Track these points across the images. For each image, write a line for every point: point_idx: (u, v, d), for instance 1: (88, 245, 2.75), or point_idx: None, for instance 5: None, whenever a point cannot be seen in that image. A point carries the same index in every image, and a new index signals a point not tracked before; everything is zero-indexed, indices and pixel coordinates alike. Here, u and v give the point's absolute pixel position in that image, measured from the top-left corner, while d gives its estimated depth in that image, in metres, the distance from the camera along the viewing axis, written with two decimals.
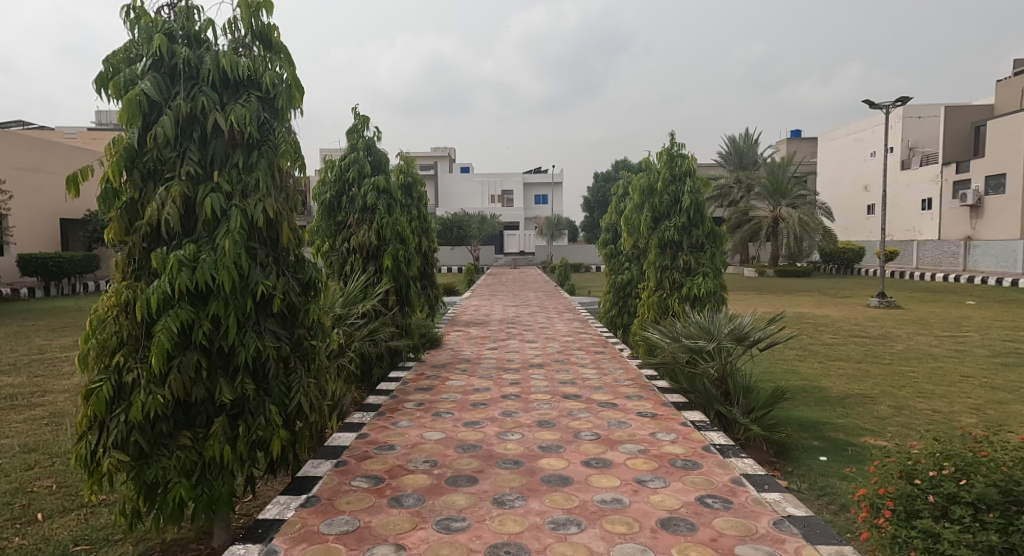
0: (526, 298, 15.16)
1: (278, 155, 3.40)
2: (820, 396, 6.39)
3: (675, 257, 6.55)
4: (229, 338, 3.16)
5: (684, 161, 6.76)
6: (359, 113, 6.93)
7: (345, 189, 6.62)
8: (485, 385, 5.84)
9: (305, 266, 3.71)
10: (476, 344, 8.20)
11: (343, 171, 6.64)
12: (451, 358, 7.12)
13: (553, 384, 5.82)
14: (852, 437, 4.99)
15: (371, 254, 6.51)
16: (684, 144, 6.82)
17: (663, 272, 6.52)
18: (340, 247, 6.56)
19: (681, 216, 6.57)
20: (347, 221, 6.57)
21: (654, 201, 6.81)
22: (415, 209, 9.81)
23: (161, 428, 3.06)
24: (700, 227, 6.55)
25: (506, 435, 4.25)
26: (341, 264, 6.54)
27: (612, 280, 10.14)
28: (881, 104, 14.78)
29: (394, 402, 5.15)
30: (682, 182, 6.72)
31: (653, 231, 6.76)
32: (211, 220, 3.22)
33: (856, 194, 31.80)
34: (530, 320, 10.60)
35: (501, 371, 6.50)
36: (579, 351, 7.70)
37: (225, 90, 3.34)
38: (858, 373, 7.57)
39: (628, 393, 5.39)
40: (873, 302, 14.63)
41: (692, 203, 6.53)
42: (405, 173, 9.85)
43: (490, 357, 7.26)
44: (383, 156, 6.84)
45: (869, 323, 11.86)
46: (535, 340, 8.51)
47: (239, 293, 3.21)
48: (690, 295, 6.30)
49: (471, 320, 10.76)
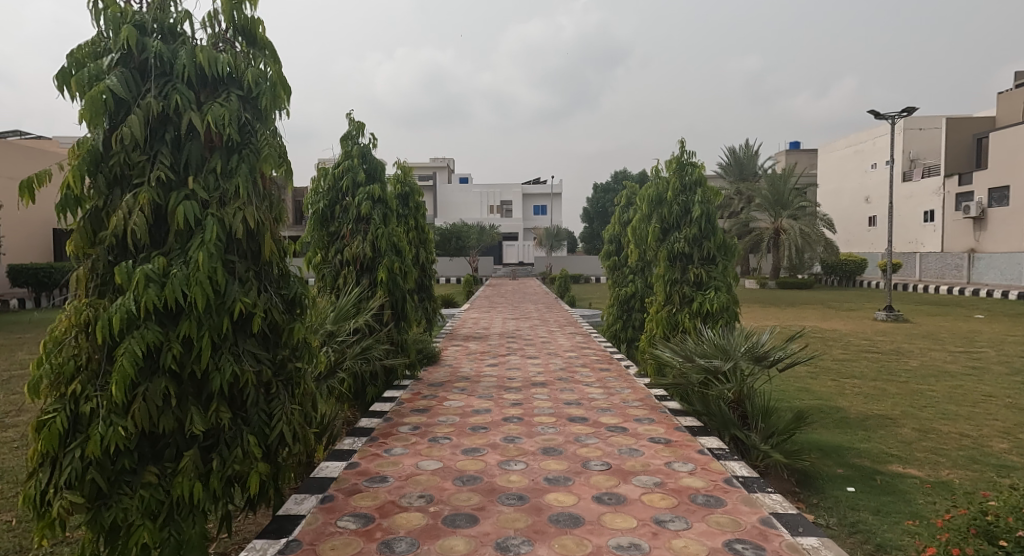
0: (525, 311, 14.84)
1: (261, 159, 3.09)
2: (838, 417, 6.07)
3: (685, 270, 6.26)
4: (203, 362, 2.83)
5: (694, 169, 6.47)
6: (354, 119, 6.65)
7: (338, 198, 6.33)
8: (485, 406, 5.50)
9: (290, 281, 3.39)
10: (475, 361, 7.86)
11: (337, 180, 6.35)
12: (449, 376, 6.79)
13: (557, 405, 5.49)
14: (878, 465, 4.67)
15: (365, 267, 6.20)
16: (695, 152, 6.54)
17: (673, 286, 6.24)
18: (333, 259, 6.25)
19: (691, 227, 6.27)
20: (340, 231, 6.27)
21: (664, 211, 6.51)
22: (412, 219, 9.53)
23: (122, 463, 2.73)
24: (712, 239, 6.25)
25: (509, 465, 3.91)
26: (334, 277, 6.24)
27: (616, 293, 9.83)
28: (887, 116, 14.57)
29: (388, 425, 4.82)
30: (692, 192, 6.43)
31: (662, 242, 6.46)
32: (184, 231, 2.91)
33: (858, 206, 31.59)
34: (531, 335, 10.26)
35: (502, 390, 6.17)
36: (583, 367, 7.37)
37: (202, 88, 3.03)
38: (876, 391, 7.25)
39: (637, 416, 5.06)
40: (880, 315, 14.32)
41: (703, 213, 6.23)
42: (403, 182, 9.57)
43: (490, 374, 6.93)
44: (379, 164, 6.55)
45: (879, 338, 11.54)
46: (537, 356, 8.17)
47: (214, 312, 2.89)
48: (702, 311, 5.99)
49: (470, 334, 10.43)
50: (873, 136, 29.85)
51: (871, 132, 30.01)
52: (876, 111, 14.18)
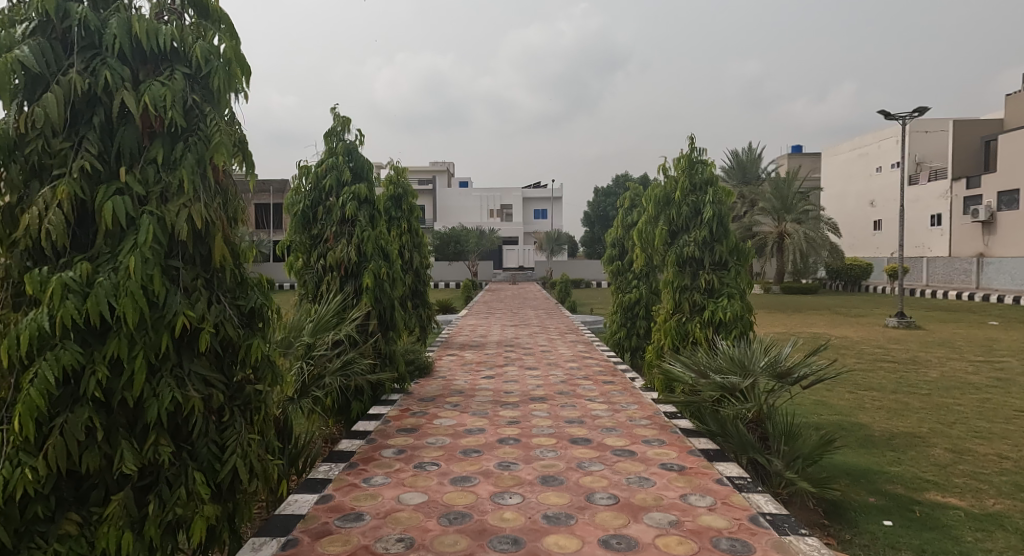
0: (524, 317, 14.37)
1: (210, 148, 2.63)
2: (862, 435, 5.60)
3: (695, 276, 5.81)
4: (135, 388, 2.37)
5: (705, 168, 5.99)
6: (338, 114, 6.21)
7: (321, 199, 5.89)
8: (479, 425, 5.04)
9: (250, 290, 2.93)
10: (471, 372, 7.39)
11: (319, 180, 5.91)
12: (442, 390, 6.33)
13: (558, 424, 5.02)
14: (914, 493, 4.21)
15: (349, 273, 5.74)
16: (706, 150, 6.07)
17: (683, 294, 5.81)
18: (316, 265, 5.79)
19: (701, 230, 5.81)
20: (323, 234, 5.82)
21: (672, 213, 6.05)
22: (405, 223, 9.11)
23: (34, 510, 2.28)
24: (724, 242, 5.78)
25: (503, 499, 3.44)
26: (316, 284, 5.79)
27: (620, 300, 9.40)
28: (896, 116, 14.13)
29: (370, 449, 4.36)
30: (702, 191, 5.96)
31: (670, 246, 6.01)
32: (116, 233, 2.46)
33: (863, 210, 31.16)
34: (530, 343, 9.81)
35: (498, 406, 5.71)
36: (585, 380, 6.91)
37: (142, 65, 2.58)
38: (897, 405, 6.78)
39: (646, 438, 4.59)
40: (891, 322, 13.85)
41: (715, 215, 5.76)
42: (396, 184, 9.13)
43: (486, 388, 6.46)
44: (367, 162, 6.13)
45: (893, 346, 11.07)
46: (536, 367, 7.70)
47: (150, 328, 2.43)
48: (714, 320, 5.56)
49: (466, 343, 9.97)
50: (878, 140, 29.42)
51: (875, 135, 29.59)
52: (886, 112, 13.74)
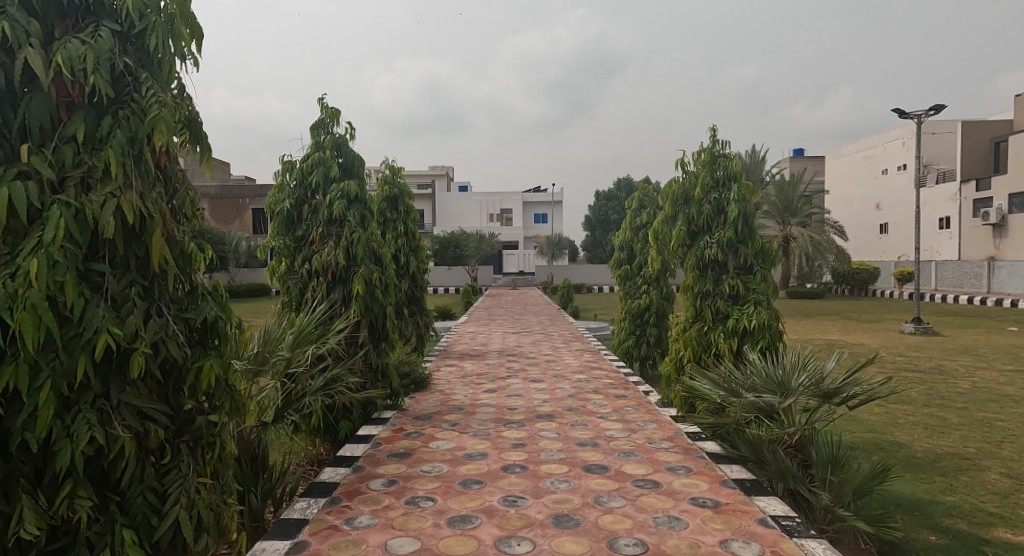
0: (526, 323, 13.81)
1: (145, 122, 2.10)
2: (905, 456, 5.04)
3: (718, 281, 5.31)
4: (39, 428, 1.85)
5: (728, 162, 5.43)
6: (327, 104, 5.69)
7: (307, 197, 5.37)
8: (481, 448, 4.49)
9: (202, 300, 2.40)
10: (471, 385, 6.84)
11: (304, 177, 5.39)
12: (439, 407, 5.79)
13: (569, 447, 4.48)
14: (980, 530, 3.66)
15: (337, 278, 5.20)
16: (729, 142, 5.53)
17: (705, 300, 5.31)
18: (300, 269, 5.24)
19: (725, 231, 5.28)
20: (308, 236, 5.28)
21: (691, 211, 5.51)
22: (401, 224, 8.60)
23: None
24: (750, 244, 5.26)
25: (510, 546, 2.91)
26: (300, 291, 5.24)
27: (627, 306, 8.93)
28: (911, 114, 13.63)
29: (356, 480, 3.82)
30: (726, 188, 5.41)
31: (689, 248, 5.48)
32: (21, 228, 1.93)
33: (868, 213, 30.70)
34: (534, 352, 9.26)
35: (501, 425, 5.17)
36: (595, 393, 6.37)
37: (58, 18, 2.06)
38: (933, 421, 6.23)
39: (671, 465, 4.06)
40: (908, 328, 13.30)
41: (740, 213, 5.23)
42: (391, 183, 8.64)
43: (487, 404, 5.91)
44: (358, 158, 5.62)
45: (914, 354, 10.52)
46: (541, 380, 7.15)
47: (61, 350, 1.90)
48: (738, 329, 5.05)
49: (466, 352, 9.43)
50: (884, 142, 28.94)
51: (882, 137, 29.06)
52: (900, 111, 13.26)
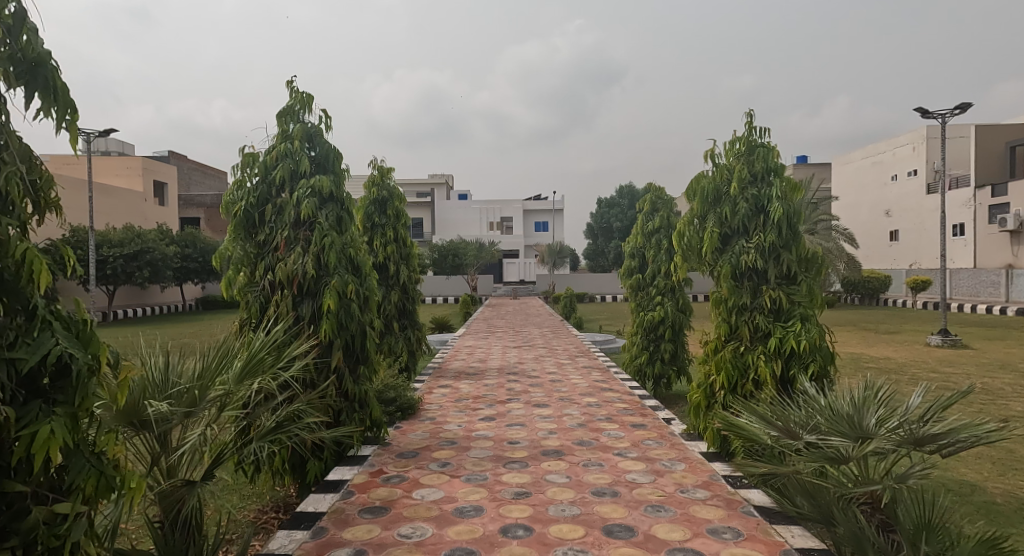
0: (528, 336, 12.99)
1: None
2: (982, 501, 4.19)
3: (756, 292, 4.52)
4: None
5: (768, 153, 4.63)
6: (297, 89, 4.88)
7: (271, 195, 4.57)
8: (475, 499, 3.66)
9: (43, 330, 1.62)
10: (466, 411, 6.01)
11: (268, 172, 4.58)
12: (427, 441, 4.96)
13: (583, 498, 3.65)
14: None
15: (305, 290, 4.39)
16: (768, 130, 4.73)
17: (741, 315, 4.52)
18: (263, 279, 4.42)
19: (765, 233, 4.48)
20: (272, 241, 4.47)
21: (724, 210, 4.68)
22: (390, 231, 7.81)
23: None
24: (793, 250, 4.48)
25: None
26: (262, 307, 4.39)
27: (639, 318, 8.15)
28: (935, 112, 12.84)
29: (317, 550, 3.01)
30: (764, 183, 4.60)
31: (721, 254, 4.68)
32: None
33: (878, 220, 29.92)
34: (536, 370, 8.43)
35: (499, 465, 4.34)
36: (608, 421, 5.54)
37: None
38: (998, 453, 5.39)
39: (713, 526, 3.23)
40: (934, 341, 12.45)
41: (784, 213, 4.44)
42: (379, 185, 7.88)
43: (484, 436, 5.08)
44: (333, 150, 4.83)
45: (948, 370, 9.68)
46: (546, 404, 6.33)
47: None
48: (783, 350, 4.26)
49: (462, 370, 8.59)
50: (893, 147, 28.22)
51: (891, 142, 28.33)
52: (923, 108, 12.53)
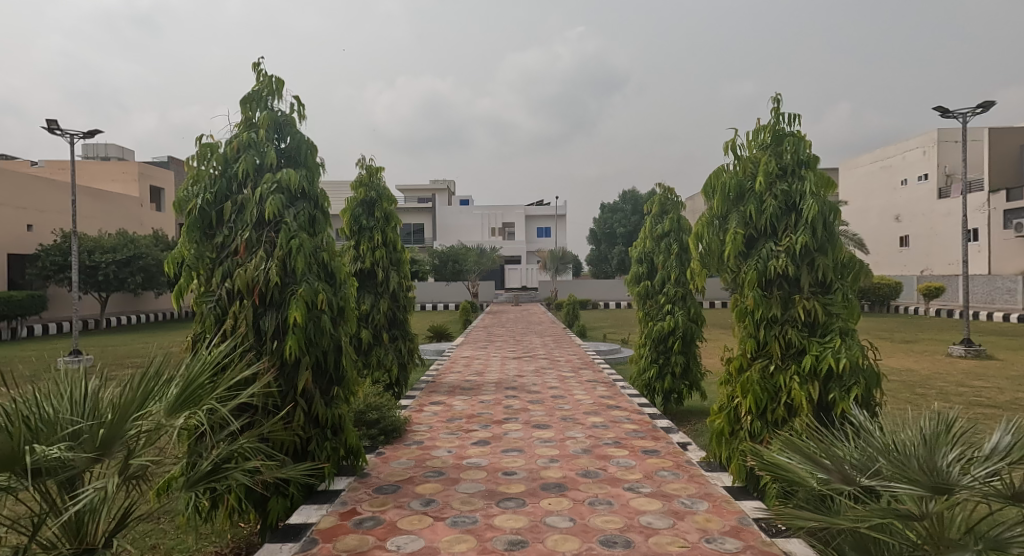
0: (529, 346, 12.38)
1: None
2: None
3: (788, 303, 3.93)
4: None
5: (798, 143, 4.04)
6: (265, 73, 4.30)
7: (231, 192, 3.99)
8: (461, 550, 3.08)
9: None
10: (458, 434, 5.42)
11: (228, 165, 4.00)
12: (412, 471, 4.37)
13: (591, 548, 3.07)
14: None
15: (269, 301, 3.81)
16: (798, 117, 4.15)
17: (770, 329, 3.92)
18: (219, 287, 3.82)
19: (796, 234, 3.88)
20: (231, 243, 3.89)
21: (748, 208, 4.07)
22: (379, 234, 7.23)
23: None
24: (829, 254, 3.88)
25: None
26: (219, 319, 3.80)
27: (647, 329, 7.58)
28: (955, 112, 12.27)
29: None
30: (794, 177, 4.00)
31: (745, 259, 4.09)
32: None
33: (887, 225, 29.27)
34: (537, 385, 7.82)
35: (492, 502, 3.75)
36: (615, 446, 4.96)
37: None
38: None
39: None
40: (956, 351, 11.83)
41: (819, 211, 3.83)
42: (367, 186, 7.32)
43: (477, 464, 4.49)
44: (306, 141, 4.25)
45: (976, 383, 9.07)
46: (547, 424, 5.73)
47: None
48: (820, 371, 3.67)
49: (457, 384, 7.98)
50: (902, 152, 27.63)
51: (900, 146, 27.74)
52: (942, 108, 12.01)
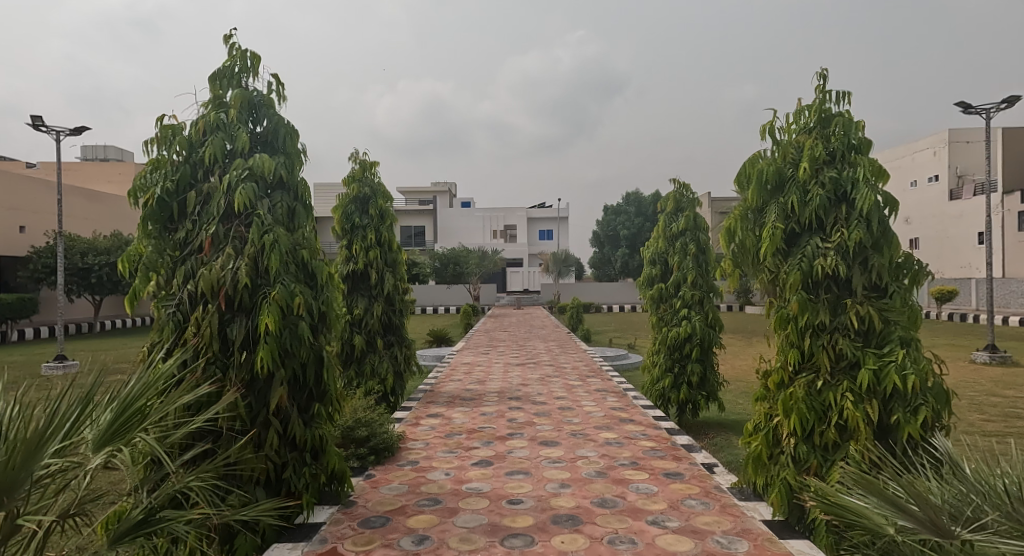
0: (533, 352, 11.85)
1: None
2: None
3: (836, 308, 3.42)
4: None
5: (845, 125, 3.53)
6: (239, 46, 3.78)
7: (196, 179, 3.47)
8: None
9: None
10: (457, 452, 4.91)
11: (194, 149, 3.48)
12: (404, 499, 3.85)
13: None
14: None
15: (238, 306, 3.29)
16: (846, 95, 3.64)
17: (817, 339, 3.40)
18: (180, 290, 3.30)
19: (848, 229, 3.36)
20: (195, 238, 3.37)
21: (791, 199, 3.54)
22: (372, 233, 6.70)
23: None
24: (884, 252, 3.36)
25: None
26: (179, 326, 3.27)
27: (661, 334, 7.06)
28: (979, 108, 11.75)
29: None
30: (842, 164, 3.50)
31: (785, 259, 3.57)
32: None
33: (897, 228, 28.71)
34: (543, 395, 7.30)
35: (495, 540, 3.23)
36: (632, 468, 4.44)
37: None
38: None
39: None
40: (981, 358, 11.28)
41: (874, 201, 3.32)
42: (361, 181, 6.80)
43: (478, 490, 3.97)
44: (284, 124, 3.72)
45: (1009, 393, 8.52)
46: (556, 441, 5.21)
47: None
48: (878, 388, 3.15)
49: (457, 393, 7.47)
50: (912, 153, 27.10)
51: (910, 146, 27.22)
52: (965, 104, 11.53)
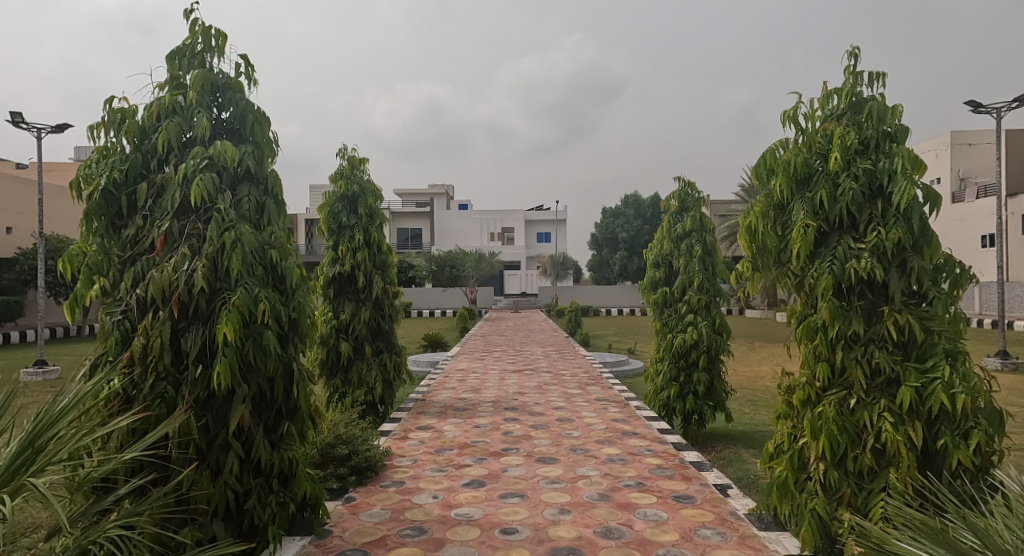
0: (530, 357, 11.46)
1: None
2: None
3: (871, 316, 3.03)
4: None
5: (879, 110, 3.14)
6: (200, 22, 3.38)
7: (149, 171, 3.08)
8: None
9: None
10: (447, 470, 4.50)
11: (146, 137, 3.09)
12: (385, 528, 3.45)
13: None
14: None
15: (193, 313, 2.90)
16: (880, 77, 3.25)
17: (849, 353, 3.01)
18: (129, 295, 2.92)
19: (885, 227, 2.97)
20: (146, 236, 2.99)
21: (818, 193, 3.15)
22: (360, 233, 6.29)
23: None
24: (926, 253, 2.97)
25: None
26: (126, 336, 2.89)
27: (666, 340, 6.68)
28: (988, 107, 11.43)
29: None
30: (876, 155, 3.11)
31: (812, 261, 3.18)
32: None
33: None
34: (540, 405, 6.91)
35: None
36: (637, 490, 4.04)
37: None
38: None
39: None
40: (993, 364, 10.90)
41: (914, 196, 2.93)
42: (349, 178, 6.40)
43: (468, 517, 3.57)
44: (252, 109, 3.32)
45: None
46: (554, 457, 4.81)
47: None
48: (922, 408, 2.77)
49: (450, 403, 7.07)
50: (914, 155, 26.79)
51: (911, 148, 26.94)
52: (974, 103, 11.21)
